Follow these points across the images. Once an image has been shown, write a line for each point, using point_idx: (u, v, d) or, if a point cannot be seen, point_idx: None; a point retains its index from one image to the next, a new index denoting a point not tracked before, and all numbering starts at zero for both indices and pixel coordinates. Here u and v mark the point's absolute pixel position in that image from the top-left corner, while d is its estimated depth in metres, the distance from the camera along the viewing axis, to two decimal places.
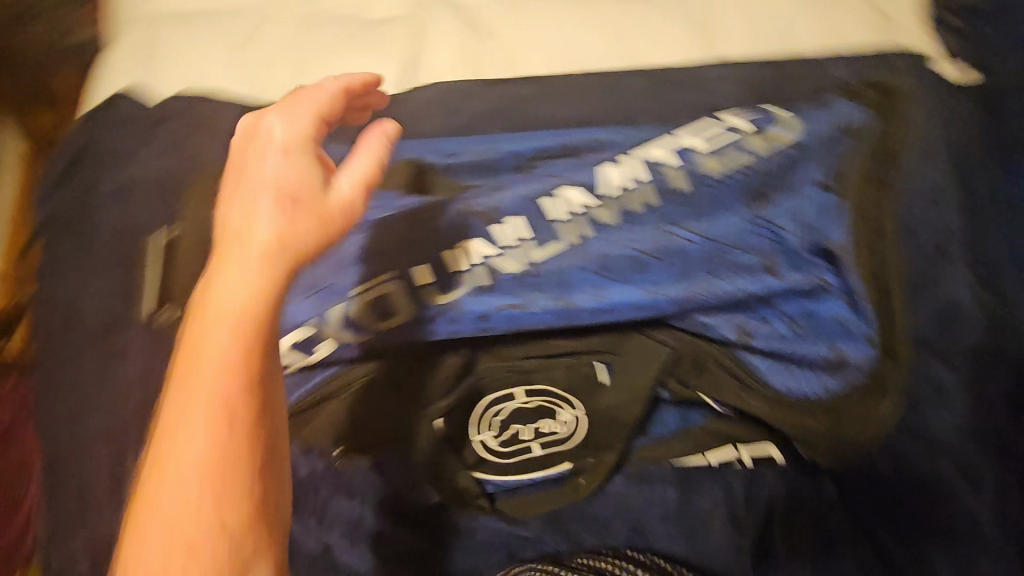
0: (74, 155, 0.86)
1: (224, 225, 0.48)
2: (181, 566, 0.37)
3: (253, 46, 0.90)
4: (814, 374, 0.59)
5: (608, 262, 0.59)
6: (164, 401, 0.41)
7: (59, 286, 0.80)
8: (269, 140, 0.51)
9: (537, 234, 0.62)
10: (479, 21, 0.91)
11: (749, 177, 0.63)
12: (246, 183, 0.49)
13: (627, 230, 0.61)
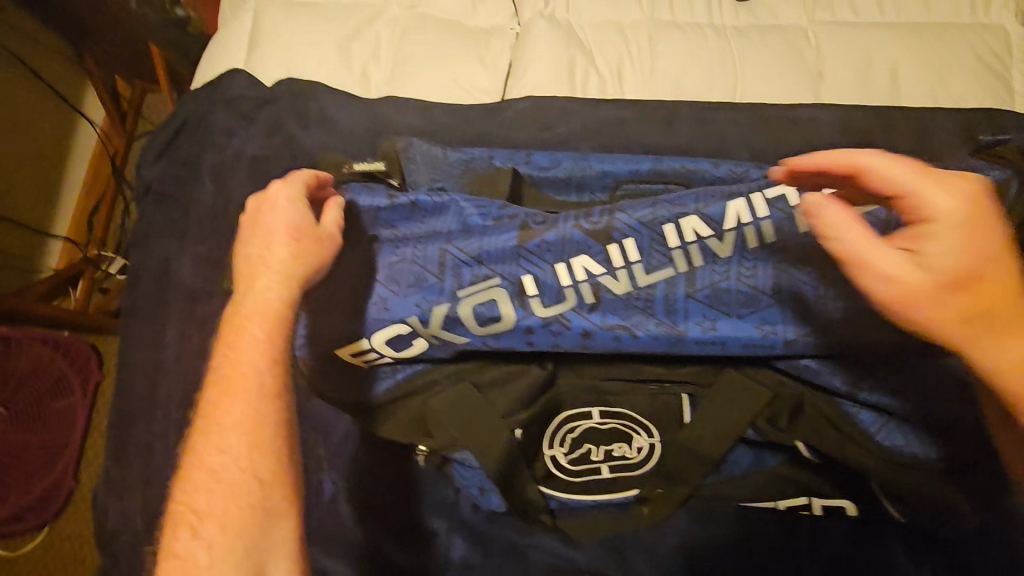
0: (174, 123, 0.88)
1: (249, 261, 0.56)
2: (236, 499, 0.49)
3: (361, 43, 0.92)
4: (922, 435, 0.58)
5: (720, 298, 0.55)
6: (211, 410, 0.51)
7: (148, 252, 0.82)
8: (274, 196, 0.57)
9: (645, 257, 0.55)
10: (580, 28, 0.88)
11: (878, 226, 0.58)
12: (273, 239, 0.56)
13: (742, 268, 0.55)
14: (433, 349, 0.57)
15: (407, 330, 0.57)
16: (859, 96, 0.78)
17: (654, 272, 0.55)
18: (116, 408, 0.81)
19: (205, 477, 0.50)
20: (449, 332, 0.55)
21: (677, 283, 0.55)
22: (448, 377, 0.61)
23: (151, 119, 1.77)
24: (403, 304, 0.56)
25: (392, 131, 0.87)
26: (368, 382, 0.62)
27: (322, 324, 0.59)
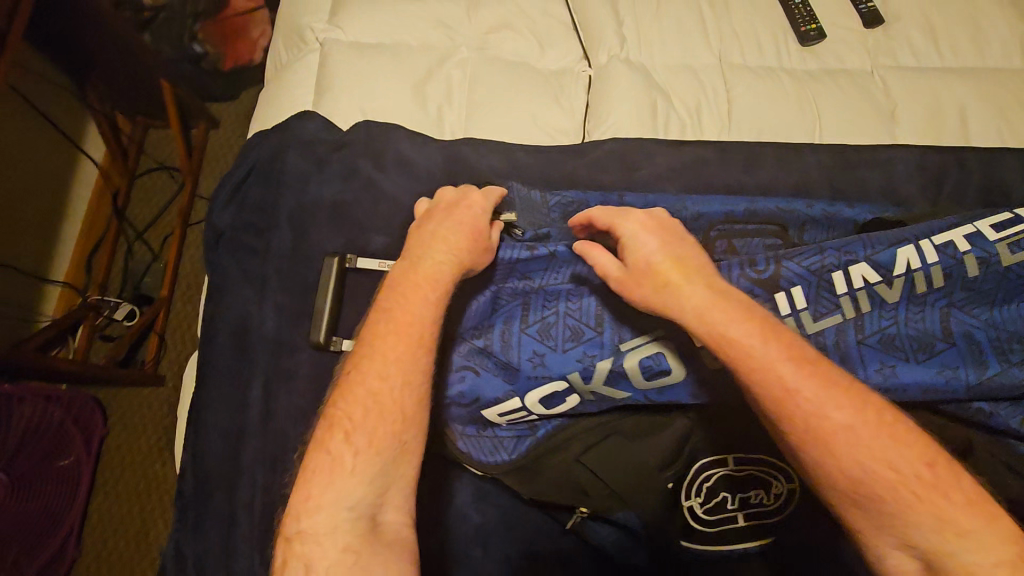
0: (243, 168, 0.84)
1: (430, 235, 0.65)
2: (387, 424, 0.55)
3: (434, 83, 0.90)
4: None
5: (893, 344, 0.58)
6: (385, 338, 0.58)
7: (225, 303, 0.78)
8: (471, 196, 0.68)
9: (812, 305, 0.59)
10: (656, 72, 0.89)
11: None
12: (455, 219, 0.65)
13: (910, 313, 0.58)
14: (588, 403, 0.61)
15: (564, 386, 0.60)
16: (930, 137, 0.83)
17: (822, 319, 0.58)
18: (192, 473, 0.75)
19: (368, 397, 0.55)
20: (611, 387, 0.59)
21: (847, 331, 0.58)
22: (599, 432, 0.62)
23: (154, 156, 1.66)
24: (563, 362, 0.60)
25: (471, 172, 0.85)
26: (512, 441, 0.64)
27: (483, 380, 0.61)
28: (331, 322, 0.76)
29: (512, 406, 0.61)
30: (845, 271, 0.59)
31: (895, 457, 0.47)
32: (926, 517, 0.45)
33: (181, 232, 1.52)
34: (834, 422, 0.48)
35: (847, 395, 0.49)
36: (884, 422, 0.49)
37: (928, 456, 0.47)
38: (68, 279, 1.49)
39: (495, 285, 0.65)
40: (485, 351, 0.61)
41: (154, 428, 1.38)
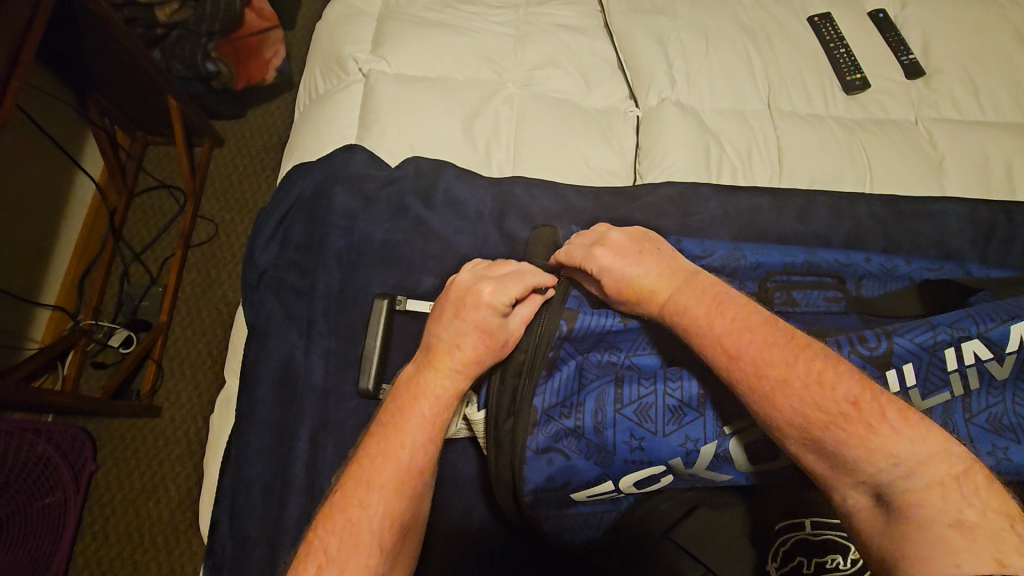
0: (285, 202, 0.81)
1: (439, 343, 0.63)
2: (359, 557, 0.51)
3: (483, 118, 0.88)
4: None
5: (1003, 424, 0.57)
6: (373, 462, 0.56)
7: (267, 347, 0.74)
8: (487, 290, 0.64)
9: (921, 382, 0.59)
10: (707, 115, 0.89)
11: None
12: (463, 328, 0.63)
13: (1017, 392, 0.58)
14: (676, 482, 0.63)
15: (661, 469, 0.63)
16: (978, 190, 0.84)
17: (929, 397, 0.59)
18: (228, 530, 0.70)
19: (344, 525, 0.53)
20: (713, 471, 0.62)
21: (951, 410, 0.58)
22: (682, 504, 0.63)
23: (154, 173, 1.55)
24: (664, 449, 0.62)
25: (524, 212, 0.82)
26: (595, 516, 0.65)
27: (578, 463, 0.63)
28: (380, 367, 0.72)
29: (604, 488, 0.63)
30: (955, 347, 0.59)
31: (820, 398, 0.50)
32: (844, 443, 0.48)
33: (183, 255, 1.44)
34: (772, 378, 0.52)
35: (785, 355, 0.53)
36: (814, 372, 0.51)
37: (856, 394, 0.49)
38: (60, 301, 1.37)
39: (581, 356, 0.68)
40: (576, 433, 0.63)
41: (149, 466, 1.29)
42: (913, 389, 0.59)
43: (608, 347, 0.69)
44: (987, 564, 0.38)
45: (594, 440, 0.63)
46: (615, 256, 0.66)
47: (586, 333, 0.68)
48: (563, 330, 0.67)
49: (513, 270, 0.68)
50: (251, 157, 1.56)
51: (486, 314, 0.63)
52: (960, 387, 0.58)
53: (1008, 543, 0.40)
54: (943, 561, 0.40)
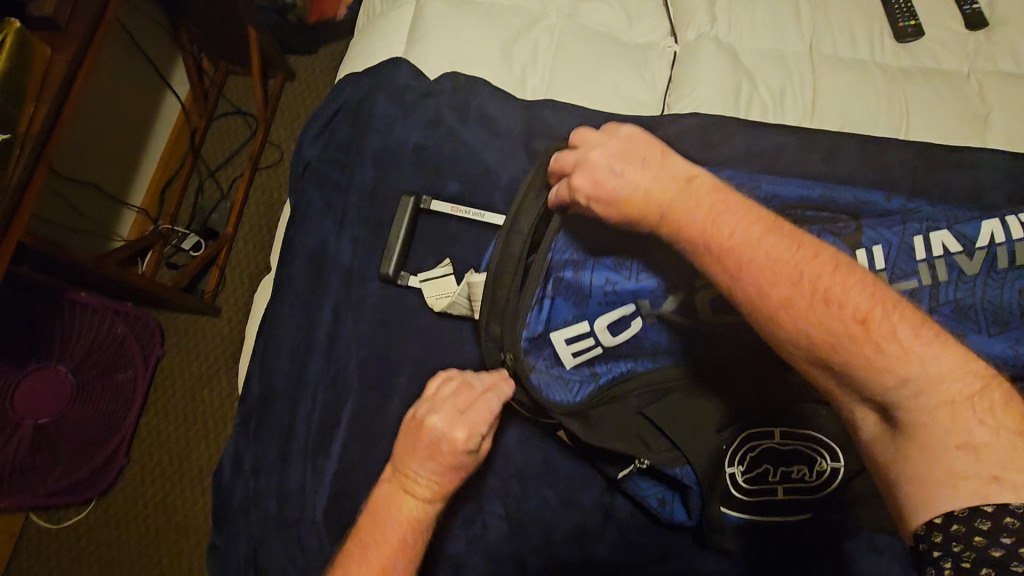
0: (334, 106, 0.89)
1: (414, 477, 0.61)
2: None
3: (521, 39, 0.92)
4: None
5: (969, 315, 0.61)
6: None
7: (306, 230, 0.83)
8: (463, 435, 0.60)
9: (891, 267, 0.62)
10: (743, 54, 0.89)
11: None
12: (437, 468, 0.61)
13: (987, 285, 0.61)
14: (648, 329, 0.66)
15: (631, 310, 0.66)
16: (1021, 145, 0.82)
17: (898, 283, 0.61)
18: (259, 383, 0.80)
19: None
20: (676, 317, 0.65)
21: (921, 297, 0.61)
22: (658, 387, 0.66)
23: (231, 100, 1.69)
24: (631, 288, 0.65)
25: (550, 133, 0.86)
26: (576, 382, 0.66)
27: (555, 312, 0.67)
28: (402, 255, 0.79)
29: (581, 328, 0.66)
30: (926, 237, 0.62)
31: (824, 316, 0.48)
32: (854, 359, 0.47)
33: (251, 176, 1.56)
34: (773, 291, 0.50)
35: (788, 274, 0.50)
36: (824, 292, 0.49)
37: (864, 311, 0.47)
38: (144, 205, 1.54)
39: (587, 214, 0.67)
40: (561, 280, 0.66)
41: (204, 356, 1.43)
42: (885, 268, 0.61)
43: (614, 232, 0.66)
44: (984, 483, 0.41)
45: (573, 285, 0.66)
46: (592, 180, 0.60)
47: None
48: None
49: (488, 396, 0.63)
50: (316, 91, 1.67)
51: (461, 458, 0.61)
52: (929, 271, 0.61)
53: (1013, 461, 0.41)
54: (941, 483, 0.42)
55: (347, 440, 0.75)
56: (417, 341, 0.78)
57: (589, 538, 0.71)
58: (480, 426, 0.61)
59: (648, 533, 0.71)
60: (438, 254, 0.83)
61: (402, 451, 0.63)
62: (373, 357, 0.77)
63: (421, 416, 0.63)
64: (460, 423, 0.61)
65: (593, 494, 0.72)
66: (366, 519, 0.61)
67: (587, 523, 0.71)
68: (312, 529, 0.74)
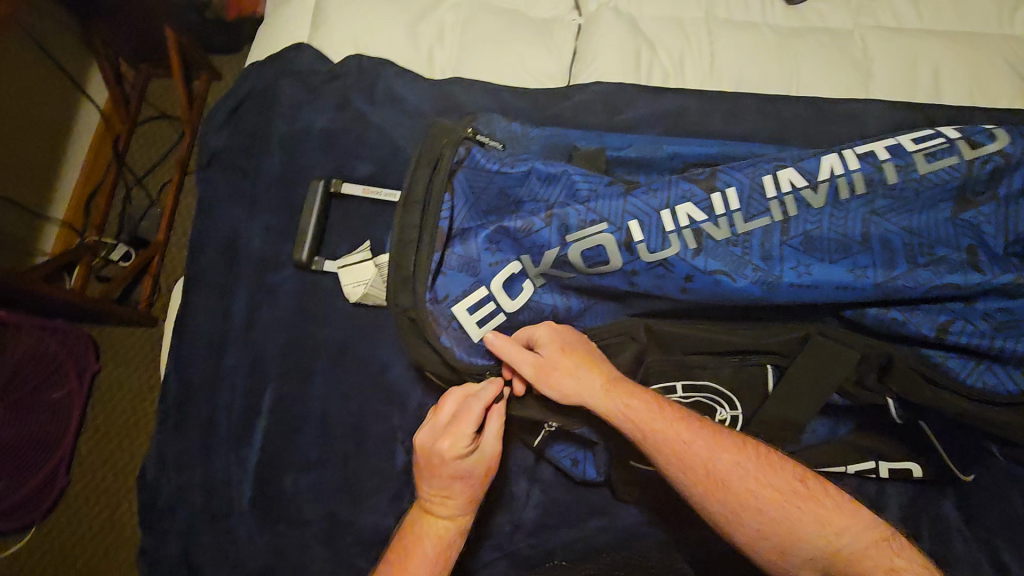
0: (237, 95, 0.87)
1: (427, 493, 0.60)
2: None
3: (424, 20, 0.91)
4: (1012, 368, 0.60)
5: (814, 245, 0.60)
6: None
7: (216, 222, 0.82)
8: (451, 447, 0.57)
9: (745, 207, 0.62)
10: (643, 22, 0.91)
11: (960, 178, 0.60)
12: (439, 480, 0.59)
13: (833, 217, 0.60)
14: (540, 289, 0.66)
15: (518, 269, 0.65)
16: (903, 94, 0.86)
17: (752, 221, 0.61)
18: (175, 381, 0.78)
19: None
20: (558, 270, 0.63)
21: (772, 232, 0.61)
22: None
23: (156, 105, 1.52)
24: (516, 246, 0.64)
25: (458, 109, 0.87)
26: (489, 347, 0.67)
27: (455, 284, 0.65)
28: (314, 241, 0.78)
29: (480, 295, 0.65)
30: (773, 175, 0.62)
31: (768, 487, 0.53)
32: (802, 520, 0.52)
33: (180, 182, 1.43)
34: (724, 470, 0.54)
35: (739, 462, 0.55)
36: (765, 466, 0.55)
37: (795, 476, 0.54)
38: (67, 218, 1.41)
39: (468, 183, 0.67)
40: (451, 252, 0.66)
41: (140, 368, 1.31)
42: (737, 212, 0.61)
43: (499, 195, 0.67)
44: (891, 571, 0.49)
45: (463, 255, 0.65)
46: (552, 332, 0.61)
47: (470, 171, 0.67)
48: (461, 155, 0.68)
49: (474, 401, 0.58)
50: None
51: (460, 465, 0.58)
52: (779, 210, 0.61)
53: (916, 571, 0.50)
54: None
55: (269, 428, 0.74)
56: (334, 325, 0.77)
57: (515, 502, 0.72)
58: (467, 433, 0.57)
59: (572, 492, 0.73)
60: (352, 236, 0.82)
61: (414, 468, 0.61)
62: (292, 342, 0.76)
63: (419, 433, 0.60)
64: (447, 436, 0.57)
65: (516, 460, 0.73)
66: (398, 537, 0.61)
67: (513, 488, 0.72)
68: (241, 521, 0.73)
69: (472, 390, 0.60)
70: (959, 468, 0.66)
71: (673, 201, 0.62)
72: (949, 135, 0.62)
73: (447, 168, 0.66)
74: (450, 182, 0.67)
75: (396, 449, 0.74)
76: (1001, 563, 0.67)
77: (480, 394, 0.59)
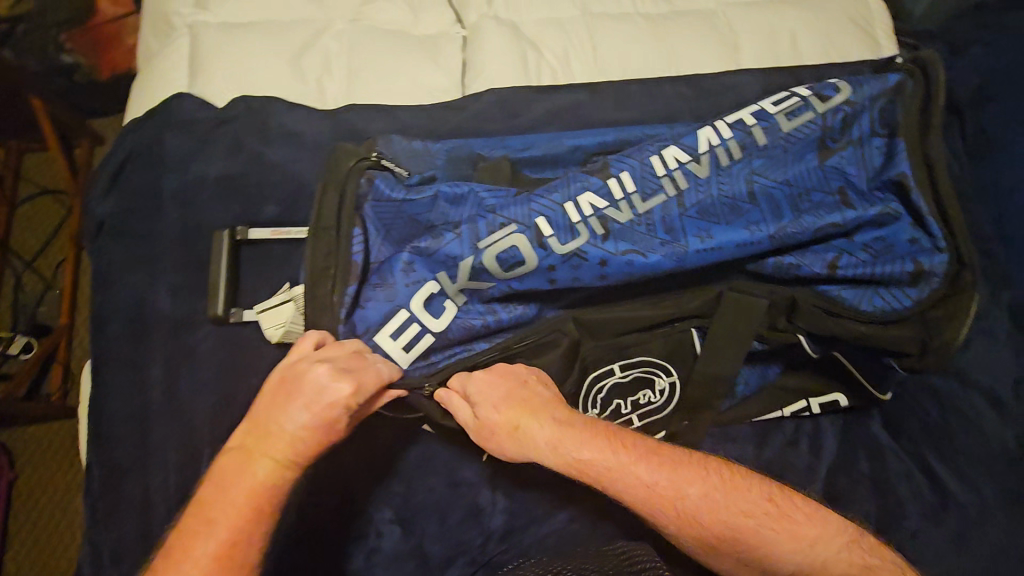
0: (120, 157, 0.83)
1: (287, 428, 0.53)
2: None
3: (307, 53, 0.90)
4: (896, 288, 0.67)
5: (708, 211, 0.64)
6: (197, 537, 0.49)
7: (117, 292, 0.77)
8: (341, 391, 0.54)
9: (640, 188, 0.65)
10: (524, 26, 0.94)
11: (819, 131, 0.66)
12: (305, 418, 0.54)
13: (719, 184, 0.64)
14: (464, 305, 0.64)
15: (437, 288, 0.64)
16: (769, 60, 0.93)
17: (650, 201, 0.64)
18: (98, 468, 0.72)
19: None
20: (475, 281, 0.63)
21: (669, 206, 0.64)
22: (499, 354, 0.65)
23: (35, 180, 1.40)
24: (429, 263, 0.64)
25: (356, 135, 0.86)
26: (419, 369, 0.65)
27: (377, 310, 0.64)
28: (228, 293, 0.74)
29: (402, 320, 0.63)
30: (659, 155, 0.66)
31: (745, 516, 0.57)
32: (781, 543, 0.55)
33: (76, 258, 1.31)
34: (694, 507, 0.57)
35: (714, 499, 0.57)
36: (736, 490, 0.58)
37: (767, 492, 0.58)
38: None
39: (377, 211, 0.66)
40: (368, 282, 0.65)
41: (63, 466, 1.20)
42: (634, 194, 0.64)
43: (409, 222, 0.66)
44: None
45: (380, 282, 0.64)
46: (483, 387, 0.61)
47: (377, 198, 0.67)
48: (367, 185, 0.68)
49: (372, 364, 0.58)
50: None
51: (342, 417, 0.55)
52: (672, 185, 0.65)
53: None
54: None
55: None
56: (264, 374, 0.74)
57: (482, 513, 0.71)
58: (361, 395, 0.56)
59: (538, 490, 0.72)
60: (268, 280, 0.79)
61: (282, 394, 0.55)
62: (222, 401, 0.73)
63: (303, 365, 0.56)
64: (336, 378, 0.55)
65: (477, 472, 0.72)
66: (229, 470, 0.52)
67: (478, 501, 0.72)
68: None
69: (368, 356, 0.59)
70: (877, 389, 0.71)
71: (574, 193, 0.64)
72: (807, 94, 0.68)
73: (354, 198, 0.66)
74: (359, 212, 0.67)
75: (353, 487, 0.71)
76: (927, 466, 0.74)
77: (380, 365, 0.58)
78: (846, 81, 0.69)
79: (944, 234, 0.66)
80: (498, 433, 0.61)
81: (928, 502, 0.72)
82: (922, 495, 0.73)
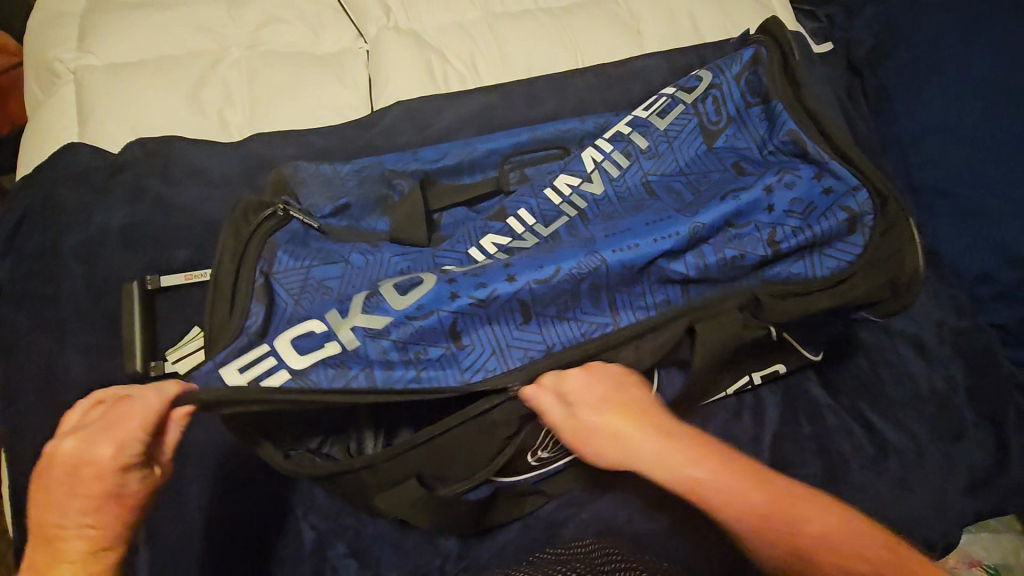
0: (13, 218, 0.78)
1: (59, 523, 0.44)
2: None
3: (204, 86, 0.87)
4: (839, 242, 0.66)
5: (612, 214, 0.67)
6: None
7: (23, 360, 0.72)
8: (105, 451, 0.45)
9: (540, 218, 0.68)
10: (426, 34, 0.92)
11: (693, 118, 0.72)
12: (74, 503, 0.44)
13: (615, 189, 0.69)
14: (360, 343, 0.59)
15: (319, 328, 0.59)
16: (672, 42, 0.94)
17: (553, 225, 0.68)
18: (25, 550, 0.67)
19: None
20: (369, 315, 0.59)
21: (574, 224, 0.67)
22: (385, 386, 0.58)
23: None
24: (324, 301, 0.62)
25: (264, 164, 0.83)
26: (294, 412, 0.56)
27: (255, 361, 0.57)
28: (146, 347, 0.72)
29: (259, 353, 0.58)
30: (553, 186, 0.70)
31: (859, 555, 0.47)
32: None
33: None
34: (806, 537, 0.48)
35: (826, 530, 0.49)
36: (851, 526, 0.49)
37: (883, 535, 0.49)
38: None
39: (276, 258, 0.64)
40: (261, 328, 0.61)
41: None
42: (535, 225, 0.68)
43: (317, 287, 0.64)
44: None
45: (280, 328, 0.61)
46: (582, 386, 0.55)
47: (276, 244, 0.66)
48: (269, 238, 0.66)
49: (136, 404, 0.48)
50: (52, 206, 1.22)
51: (122, 478, 0.46)
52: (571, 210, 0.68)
53: None
54: None
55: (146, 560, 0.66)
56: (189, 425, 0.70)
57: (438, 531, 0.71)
58: (137, 439, 0.47)
59: None
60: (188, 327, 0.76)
61: (40, 498, 0.45)
62: None
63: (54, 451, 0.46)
64: (96, 441, 0.46)
65: None
66: None
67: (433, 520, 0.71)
68: None
69: (129, 398, 0.49)
70: (813, 351, 0.73)
71: (478, 237, 0.67)
72: (672, 92, 0.74)
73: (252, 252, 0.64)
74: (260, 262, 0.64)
75: (301, 528, 0.69)
76: (862, 418, 0.76)
77: (145, 402, 0.48)
78: (707, 67, 0.75)
79: (853, 173, 0.66)
80: (598, 437, 0.53)
81: (868, 452, 0.74)
82: (862, 446, 0.75)
